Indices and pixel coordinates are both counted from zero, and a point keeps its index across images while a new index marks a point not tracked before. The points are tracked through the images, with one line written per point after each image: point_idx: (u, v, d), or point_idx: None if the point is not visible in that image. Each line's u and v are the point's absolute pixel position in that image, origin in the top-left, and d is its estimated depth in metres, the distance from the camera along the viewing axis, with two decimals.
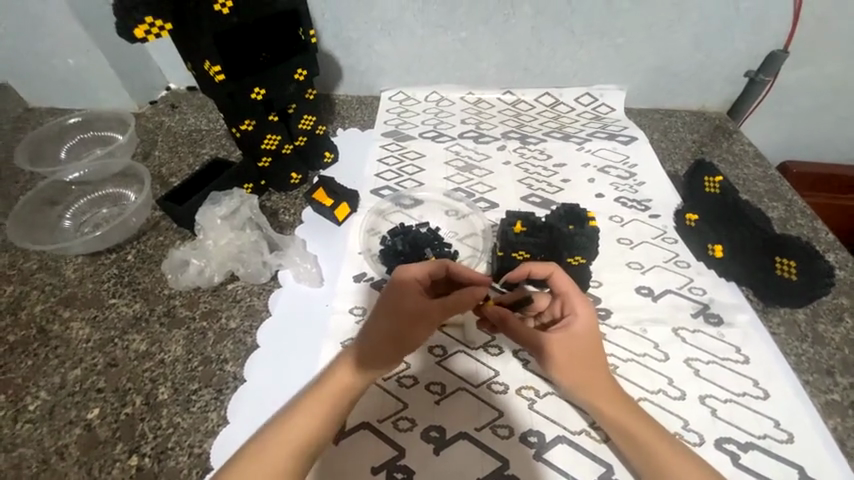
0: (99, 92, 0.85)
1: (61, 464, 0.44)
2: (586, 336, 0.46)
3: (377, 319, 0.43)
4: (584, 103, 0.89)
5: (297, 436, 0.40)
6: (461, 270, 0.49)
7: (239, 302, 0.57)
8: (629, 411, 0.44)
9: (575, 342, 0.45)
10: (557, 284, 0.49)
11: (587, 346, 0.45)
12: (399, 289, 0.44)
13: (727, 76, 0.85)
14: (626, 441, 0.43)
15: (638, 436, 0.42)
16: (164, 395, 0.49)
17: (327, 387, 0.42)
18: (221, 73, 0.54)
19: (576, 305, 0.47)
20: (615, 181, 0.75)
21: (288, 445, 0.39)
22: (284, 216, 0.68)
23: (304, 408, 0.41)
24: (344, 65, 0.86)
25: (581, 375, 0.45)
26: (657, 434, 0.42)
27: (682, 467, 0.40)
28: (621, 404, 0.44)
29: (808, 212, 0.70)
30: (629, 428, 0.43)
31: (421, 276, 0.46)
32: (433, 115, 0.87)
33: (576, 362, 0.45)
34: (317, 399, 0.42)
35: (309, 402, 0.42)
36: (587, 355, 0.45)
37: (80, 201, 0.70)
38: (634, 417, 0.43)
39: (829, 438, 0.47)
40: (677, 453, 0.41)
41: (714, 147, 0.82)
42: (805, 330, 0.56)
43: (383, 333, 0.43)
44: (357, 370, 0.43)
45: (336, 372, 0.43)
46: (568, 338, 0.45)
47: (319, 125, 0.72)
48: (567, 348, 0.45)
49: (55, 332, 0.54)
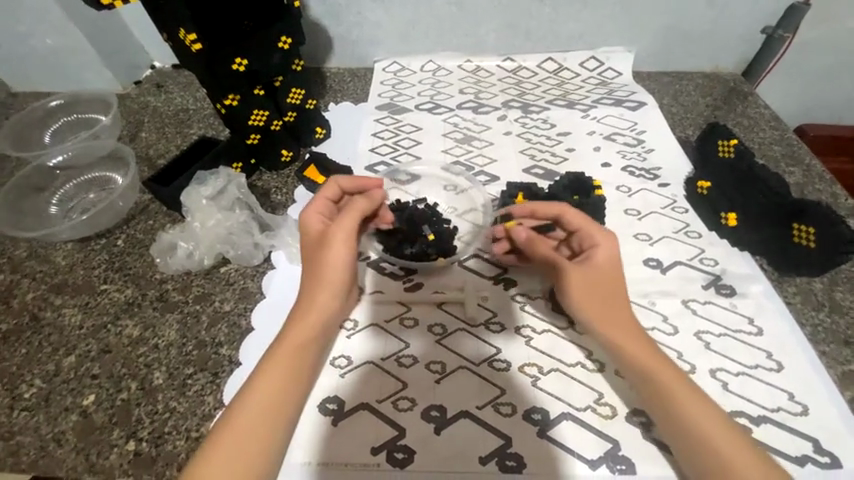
0: (83, 73, 0.81)
1: (59, 450, 0.44)
2: (607, 269, 0.45)
3: (314, 259, 0.44)
4: (589, 67, 0.83)
5: (267, 393, 0.37)
6: (353, 183, 0.50)
7: (232, 284, 0.55)
8: (654, 359, 0.41)
9: (593, 273, 0.45)
10: (570, 222, 0.48)
11: (604, 279, 0.44)
12: (310, 229, 0.46)
13: (743, 33, 0.80)
14: (644, 387, 0.41)
15: (660, 383, 0.40)
16: (159, 379, 0.48)
17: (286, 341, 0.40)
18: (197, 43, 0.50)
19: (595, 238, 0.46)
20: (621, 149, 0.72)
21: (260, 406, 0.37)
22: (276, 196, 0.65)
23: (269, 369, 0.39)
24: (334, 35, 0.82)
25: (598, 315, 0.44)
26: (682, 382, 0.40)
27: (709, 418, 0.37)
28: (644, 350, 0.42)
29: (827, 176, 0.66)
30: (651, 374, 0.40)
31: (323, 209, 0.47)
32: (430, 85, 0.83)
33: (591, 300, 0.44)
34: (281, 353, 0.39)
35: (272, 360, 0.39)
36: (608, 291, 0.44)
37: (67, 186, 0.68)
38: (658, 364, 0.41)
39: (846, 409, 0.45)
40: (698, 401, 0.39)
41: (728, 110, 0.77)
42: (822, 298, 0.53)
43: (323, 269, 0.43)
44: (318, 314, 0.42)
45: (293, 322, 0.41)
46: (591, 270, 0.45)
47: (308, 99, 0.68)
48: (584, 282, 0.44)
49: (48, 319, 0.53)
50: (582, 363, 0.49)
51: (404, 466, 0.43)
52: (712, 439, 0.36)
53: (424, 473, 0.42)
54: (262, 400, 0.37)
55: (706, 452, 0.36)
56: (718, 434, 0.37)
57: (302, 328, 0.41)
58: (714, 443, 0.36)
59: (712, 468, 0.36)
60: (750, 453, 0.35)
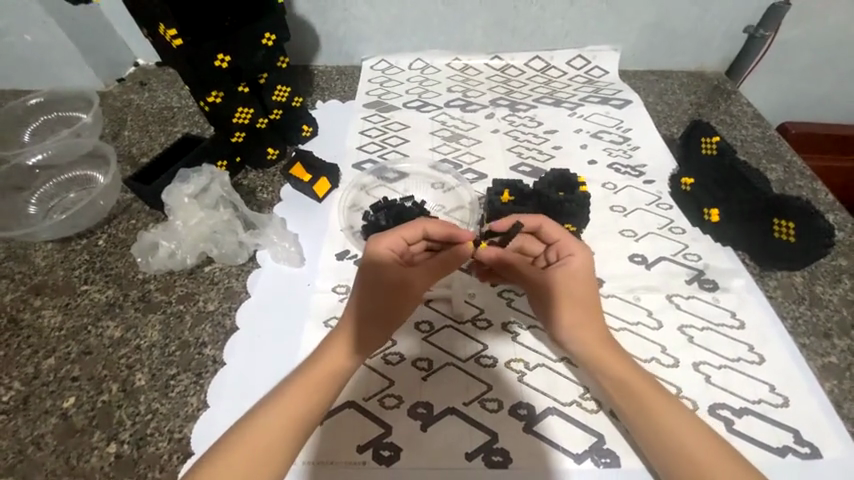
0: (63, 70, 0.79)
1: (38, 455, 0.43)
2: (583, 277, 0.45)
3: (368, 296, 0.43)
4: (576, 66, 0.84)
5: (282, 418, 0.38)
6: (441, 230, 0.48)
7: (217, 284, 0.54)
8: (634, 368, 0.42)
9: (576, 290, 0.45)
10: (548, 233, 0.48)
11: (588, 293, 0.45)
12: (378, 264, 0.44)
13: (725, 32, 0.81)
14: (625, 394, 0.41)
15: (640, 390, 0.40)
16: (141, 381, 0.47)
17: (312, 375, 0.41)
18: (178, 38, 0.50)
19: (570, 248, 0.46)
20: (608, 146, 0.72)
21: (274, 427, 0.37)
22: (262, 194, 0.65)
23: (288, 393, 0.39)
24: (321, 33, 0.81)
25: (581, 326, 0.44)
26: (677, 407, 0.40)
27: (685, 426, 0.38)
28: (630, 363, 0.42)
29: (808, 172, 0.68)
30: (638, 389, 0.41)
31: (396, 244, 0.45)
32: (418, 83, 0.83)
33: (576, 312, 0.44)
34: (303, 381, 0.40)
35: (293, 387, 0.40)
36: (588, 302, 0.44)
37: (47, 185, 0.66)
38: (639, 372, 0.42)
39: (824, 400, 0.46)
40: (689, 423, 0.39)
41: (712, 108, 0.79)
42: (802, 292, 0.55)
43: (373, 306, 0.43)
44: (347, 350, 0.42)
45: (322, 351, 0.42)
46: (567, 281, 0.45)
47: (294, 97, 0.68)
48: (566, 294, 0.45)
49: (27, 321, 0.52)
50: (565, 360, 0.49)
51: (390, 463, 0.43)
52: (688, 446, 0.37)
53: (411, 470, 0.42)
54: (275, 422, 0.38)
55: (680, 456, 0.37)
56: (695, 442, 0.37)
57: (333, 355, 0.42)
58: (690, 454, 0.37)
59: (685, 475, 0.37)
60: (728, 460, 0.36)
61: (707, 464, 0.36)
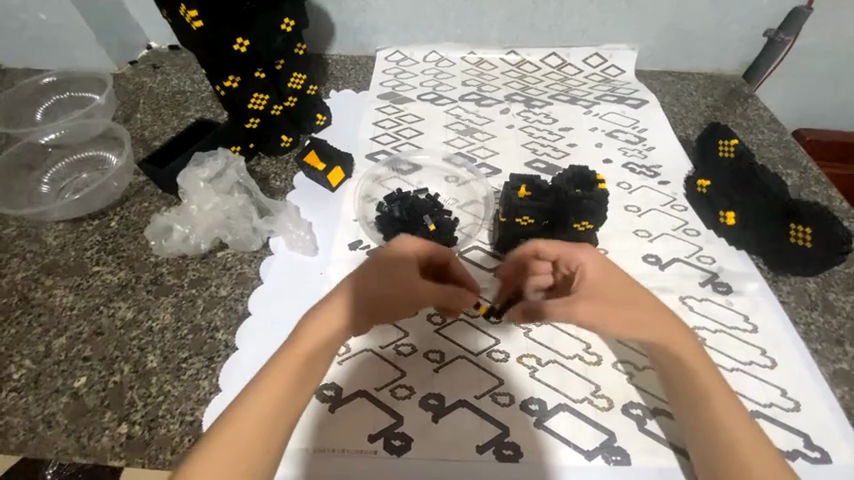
0: (77, 50, 0.78)
1: (49, 433, 0.43)
2: (612, 282, 0.41)
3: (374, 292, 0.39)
4: (592, 64, 0.83)
5: (281, 396, 0.36)
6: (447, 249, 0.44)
7: (229, 269, 0.54)
8: (689, 341, 0.41)
9: (606, 294, 0.40)
10: (546, 253, 0.45)
11: (618, 294, 0.40)
12: (394, 261, 0.40)
13: (745, 35, 0.80)
14: (677, 370, 0.41)
15: (692, 364, 0.40)
16: (153, 363, 0.47)
17: (307, 360, 0.37)
18: (198, 20, 0.50)
19: (578, 258, 0.42)
20: (623, 145, 0.72)
21: (270, 407, 0.35)
22: (275, 182, 0.64)
23: (281, 371, 0.37)
24: (336, 22, 0.81)
25: (617, 327, 0.40)
26: (721, 382, 0.40)
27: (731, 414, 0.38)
28: (686, 341, 0.41)
29: (823, 179, 0.67)
30: (690, 366, 0.40)
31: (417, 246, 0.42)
32: (432, 76, 0.82)
33: (612, 317, 0.40)
34: (296, 361, 0.37)
35: (286, 364, 0.37)
36: (621, 301, 0.40)
37: (59, 165, 0.66)
38: (693, 357, 0.40)
39: (835, 405, 0.46)
40: (731, 398, 0.39)
41: (728, 111, 0.78)
42: (815, 298, 0.54)
43: (379, 301, 0.39)
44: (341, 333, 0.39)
45: (314, 331, 0.38)
46: (590, 292, 0.41)
47: (310, 85, 0.67)
48: (598, 307, 0.40)
49: (38, 300, 0.52)
50: (580, 356, 0.49)
51: (402, 453, 0.43)
52: (730, 421, 0.38)
53: (421, 461, 0.42)
54: (272, 401, 0.36)
55: (721, 429, 0.38)
56: (736, 417, 0.38)
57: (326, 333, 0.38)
58: (729, 430, 0.38)
59: (723, 450, 0.38)
60: (758, 435, 0.38)
61: (742, 437, 0.37)
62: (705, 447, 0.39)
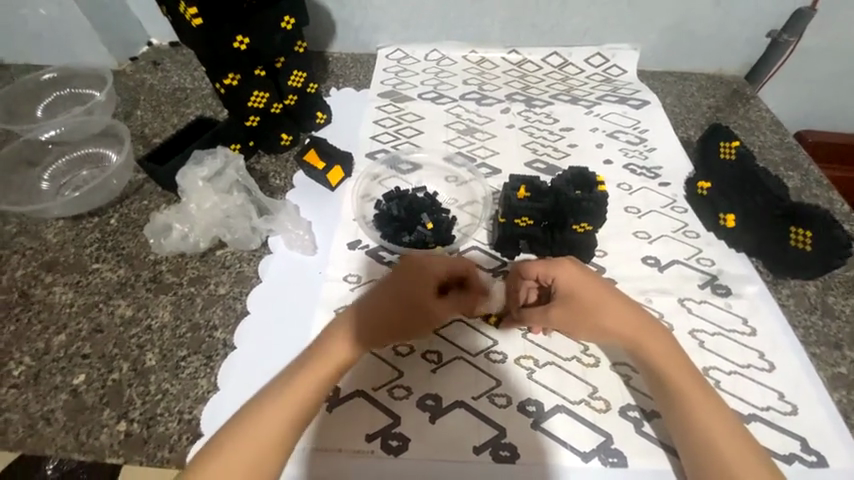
0: (76, 46, 0.78)
1: (48, 430, 0.43)
2: (588, 291, 0.44)
3: (386, 304, 0.43)
4: (594, 63, 0.83)
5: (294, 400, 0.39)
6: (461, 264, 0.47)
7: (229, 268, 0.54)
8: (660, 341, 0.43)
9: (578, 302, 0.44)
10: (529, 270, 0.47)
11: (594, 299, 0.44)
12: (415, 280, 0.44)
13: (748, 35, 0.79)
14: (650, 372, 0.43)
15: (664, 366, 0.43)
16: (152, 361, 0.47)
17: (321, 366, 0.41)
18: (198, 18, 0.50)
19: (552, 272, 0.45)
20: (624, 146, 0.71)
21: (282, 413, 0.38)
22: (274, 180, 0.64)
23: (299, 378, 0.40)
24: (337, 20, 0.81)
25: (594, 331, 0.45)
26: (694, 381, 0.42)
27: (711, 409, 0.40)
28: (655, 342, 0.43)
29: (825, 182, 0.67)
30: (663, 368, 0.43)
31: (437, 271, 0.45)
32: (433, 74, 0.81)
33: (582, 321, 0.45)
34: (315, 372, 0.41)
35: (305, 373, 0.41)
36: (593, 306, 0.44)
37: (59, 162, 0.66)
38: (666, 356, 0.43)
39: (833, 409, 0.46)
40: (704, 397, 0.41)
41: (730, 113, 0.77)
42: (814, 301, 0.54)
43: (392, 315, 0.44)
44: (356, 344, 0.43)
45: (329, 345, 0.42)
46: (564, 300, 0.45)
47: (310, 83, 0.66)
48: (571, 315, 0.45)
49: (37, 297, 0.52)
50: (578, 357, 0.49)
51: (399, 454, 0.43)
52: (705, 421, 0.40)
53: (418, 462, 0.42)
54: (285, 405, 0.39)
55: (698, 429, 0.40)
56: (712, 417, 0.40)
57: (341, 347, 0.42)
58: (705, 430, 0.39)
59: (702, 453, 0.39)
60: (737, 436, 0.39)
61: (719, 437, 0.39)
62: (690, 451, 0.39)
